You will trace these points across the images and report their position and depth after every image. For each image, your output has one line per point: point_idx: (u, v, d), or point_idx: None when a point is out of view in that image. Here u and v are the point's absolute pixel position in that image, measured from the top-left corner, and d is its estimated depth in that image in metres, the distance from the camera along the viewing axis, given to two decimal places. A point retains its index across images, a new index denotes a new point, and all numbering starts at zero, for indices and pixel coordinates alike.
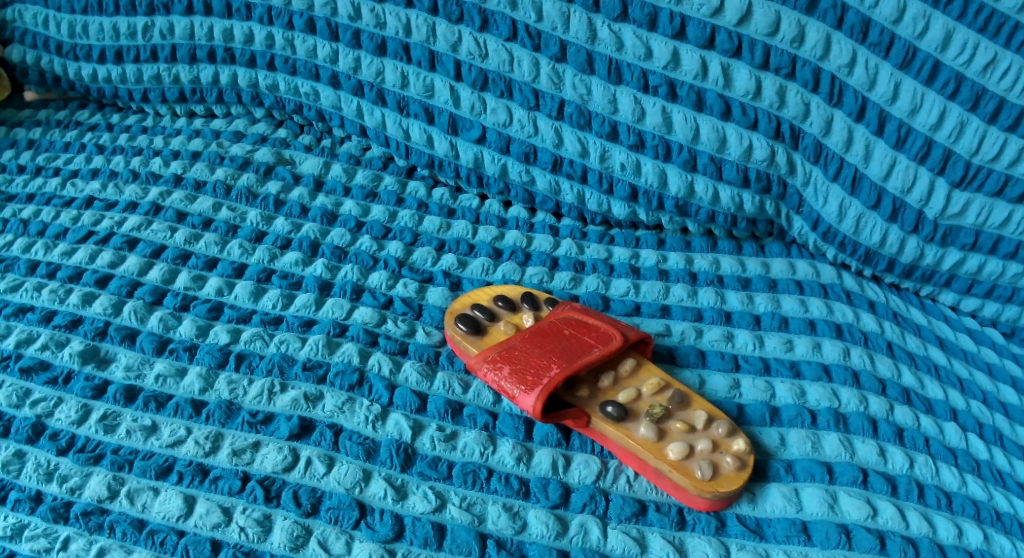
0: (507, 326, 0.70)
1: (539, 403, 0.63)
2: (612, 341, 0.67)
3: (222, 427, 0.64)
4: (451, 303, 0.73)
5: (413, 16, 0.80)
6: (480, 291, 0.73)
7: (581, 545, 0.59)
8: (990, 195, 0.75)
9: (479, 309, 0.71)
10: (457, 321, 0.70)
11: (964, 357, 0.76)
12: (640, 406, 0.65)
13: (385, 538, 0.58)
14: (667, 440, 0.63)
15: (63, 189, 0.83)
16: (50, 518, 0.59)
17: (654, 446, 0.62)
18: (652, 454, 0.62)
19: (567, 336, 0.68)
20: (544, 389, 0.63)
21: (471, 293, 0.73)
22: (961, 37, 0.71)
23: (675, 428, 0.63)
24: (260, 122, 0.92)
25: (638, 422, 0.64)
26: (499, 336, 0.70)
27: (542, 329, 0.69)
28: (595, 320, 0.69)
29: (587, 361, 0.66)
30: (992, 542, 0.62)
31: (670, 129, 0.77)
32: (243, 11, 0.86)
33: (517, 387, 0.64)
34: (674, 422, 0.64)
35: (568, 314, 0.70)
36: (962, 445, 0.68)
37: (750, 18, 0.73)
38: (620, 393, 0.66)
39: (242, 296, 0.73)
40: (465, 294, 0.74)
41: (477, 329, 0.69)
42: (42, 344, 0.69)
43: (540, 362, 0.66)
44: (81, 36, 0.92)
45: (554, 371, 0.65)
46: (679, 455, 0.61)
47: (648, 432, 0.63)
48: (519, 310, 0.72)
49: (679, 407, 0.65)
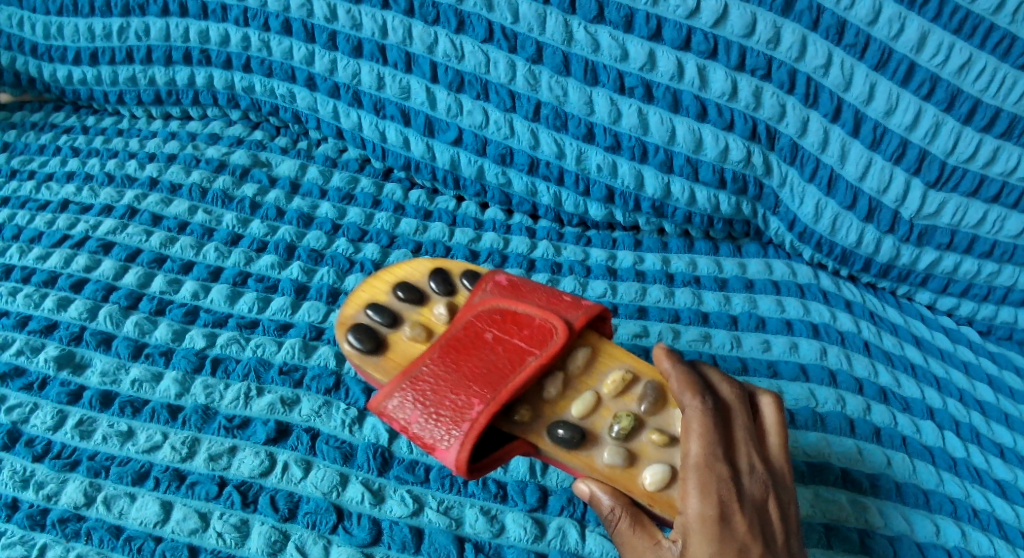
0: (413, 330, 0.60)
1: (465, 454, 0.54)
2: (550, 341, 0.57)
3: (199, 432, 0.64)
4: (340, 306, 0.63)
5: (389, 17, 0.79)
6: (378, 286, 0.63)
7: (560, 547, 0.60)
8: (966, 195, 0.75)
9: (376, 315, 0.61)
10: (350, 336, 0.60)
11: (940, 356, 0.77)
12: (604, 414, 0.57)
13: (362, 542, 0.59)
14: (642, 461, 0.55)
15: (38, 192, 0.83)
16: (27, 525, 0.60)
17: (628, 473, 0.55)
18: (625, 484, 0.54)
19: (491, 343, 0.58)
20: (469, 440, 0.54)
21: (365, 289, 0.63)
22: (936, 38, 0.70)
23: (650, 442, 0.55)
24: (236, 123, 0.90)
25: (602, 445, 0.56)
26: (404, 345, 0.60)
27: (457, 336, 0.59)
28: (525, 309, 0.59)
29: (518, 382, 0.56)
30: (969, 539, 0.64)
31: (646, 131, 0.77)
32: (219, 12, 0.84)
33: (436, 434, 0.55)
34: (648, 434, 0.56)
35: (489, 306, 0.60)
36: (939, 443, 0.69)
37: (725, 20, 0.72)
38: (574, 405, 0.57)
39: (217, 301, 0.72)
40: (358, 290, 0.64)
41: (378, 342, 0.60)
42: (16, 350, 0.69)
43: (462, 393, 0.56)
44: (55, 38, 0.89)
45: (479, 408, 0.55)
46: (657, 485, 0.54)
47: (617, 458, 0.55)
48: (426, 299, 0.62)
49: (653, 411, 0.56)
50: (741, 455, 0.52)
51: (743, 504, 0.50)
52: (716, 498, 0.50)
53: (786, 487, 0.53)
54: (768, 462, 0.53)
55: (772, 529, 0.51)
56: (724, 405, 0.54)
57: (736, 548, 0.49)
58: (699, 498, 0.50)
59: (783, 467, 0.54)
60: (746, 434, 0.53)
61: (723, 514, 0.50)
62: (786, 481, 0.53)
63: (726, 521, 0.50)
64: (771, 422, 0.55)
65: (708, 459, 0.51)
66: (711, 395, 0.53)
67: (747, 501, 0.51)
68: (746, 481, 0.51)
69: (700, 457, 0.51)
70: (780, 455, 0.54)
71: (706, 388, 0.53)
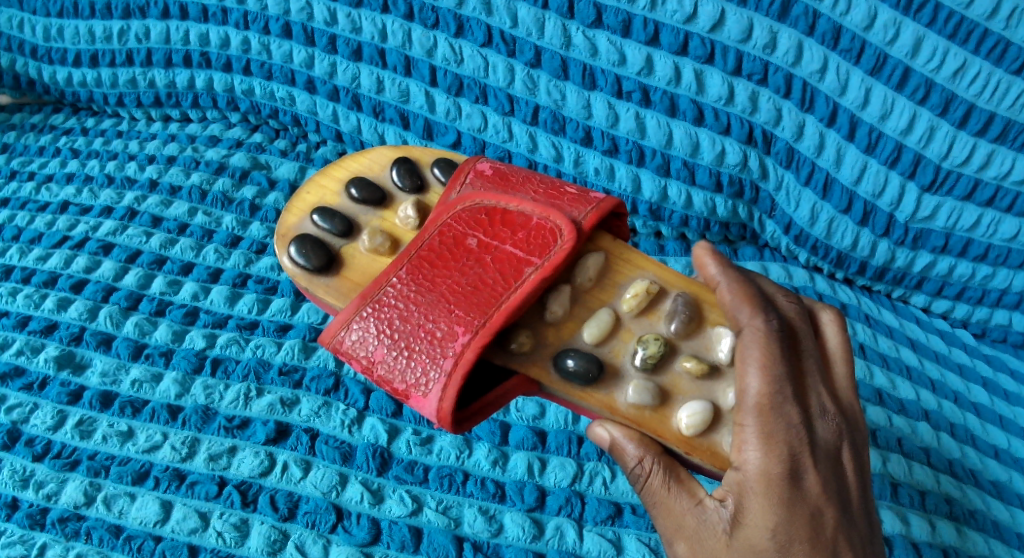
0: (374, 239, 0.57)
1: (447, 403, 0.51)
2: (548, 248, 0.52)
3: (198, 432, 0.66)
4: (282, 212, 0.60)
5: (388, 21, 0.79)
6: (327, 193, 0.60)
7: (557, 547, 0.62)
8: (960, 198, 0.75)
9: (325, 222, 0.58)
10: (296, 246, 0.56)
11: (936, 358, 0.78)
12: (625, 338, 0.53)
13: (362, 541, 0.61)
14: (676, 398, 0.52)
15: (38, 194, 0.83)
16: (27, 525, 0.61)
17: (658, 414, 0.51)
18: (654, 427, 0.51)
19: (474, 251, 0.53)
20: (450, 385, 0.50)
21: (310, 192, 0.61)
22: (931, 43, 0.70)
23: (685, 373, 0.52)
24: (236, 126, 0.90)
25: (624, 381, 0.52)
26: (361, 261, 0.57)
27: (435, 243, 0.54)
28: (520, 209, 0.54)
29: (510, 302, 0.51)
30: (966, 538, 0.67)
31: (644, 134, 0.77)
32: (219, 15, 0.83)
33: (415, 377, 0.51)
34: (681, 362, 0.52)
35: (474, 205, 0.55)
36: (935, 445, 0.71)
37: (722, 25, 0.72)
38: (585, 330, 0.52)
39: (217, 301, 0.73)
40: (306, 196, 0.60)
41: (327, 253, 0.57)
42: (17, 350, 0.70)
43: (441, 319, 0.51)
44: (55, 40, 0.89)
45: (462, 339, 0.51)
46: (696, 429, 0.50)
47: (644, 397, 0.51)
48: (384, 204, 0.59)
49: (683, 332, 0.52)
50: (810, 397, 0.50)
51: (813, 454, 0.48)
52: (783, 451, 0.47)
53: (858, 431, 0.52)
54: (837, 400, 0.51)
55: (845, 479, 0.50)
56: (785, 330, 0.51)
57: (810, 510, 0.47)
58: (760, 451, 0.47)
59: (850, 400, 0.52)
60: (809, 369, 0.51)
61: (796, 470, 0.47)
62: (857, 422, 0.52)
63: (799, 479, 0.47)
64: (837, 351, 0.53)
65: (778, 400, 0.48)
66: (769, 319, 0.50)
67: (819, 452, 0.48)
68: (818, 427, 0.49)
69: (761, 397, 0.48)
70: (847, 391, 0.52)
71: (763, 311, 0.50)
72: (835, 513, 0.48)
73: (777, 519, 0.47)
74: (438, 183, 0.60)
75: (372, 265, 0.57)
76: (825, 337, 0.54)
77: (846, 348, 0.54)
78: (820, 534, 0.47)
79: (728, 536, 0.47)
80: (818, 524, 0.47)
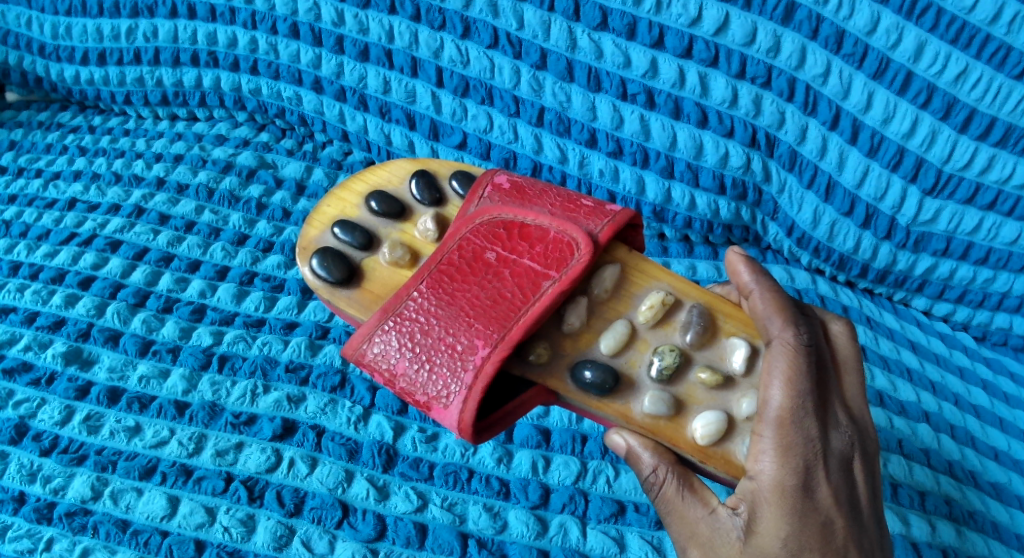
0: (394, 252, 0.57)
1: (468, 414, 0.51)
2: (566, 262, 0.53)
3: (205, 427, 0.66)
4: (303, 225, 0.60)
5: (396, 22, 0.79)
6: (347, 204, 0.61)
7: (561, 544, 0.63)
8: (962, 202, 0.76)
9: (345, 235, 0.58)
10: (317, 259, 0.57)
11: (937, 360, 0.79)
12: (640, 349, 0.53)
13: (367, 537, 0.62)
14: (690, 408, 0.52)
15: (46, 190, 0.84)
16: (33, 518, 0.62)
17: (674, 423, 0.52)
18: (670, 437, 0.52)
19: (492, 265, 0.54)
20: (471, 397, 0.51)
21: (331, 204, 0.61)
22: (933, 48, 0.71)
23: (699, 383, 0.52)
24: (242, 125, 0.90)
25: (639, 393, 0.53)
26: (381, 274, 0.57)
27: (454, 256, 0.54)
28: (538, 222, 0.55)
29: (528, 315, 0.51)
30: (965, 539, 0.68)
31: (648, 137, 0.78)
32: (227, 14, 0.83)
33: (436, 388, 0.52)
34: (696, 372, 0.53)
35: (491, 218, 0.55)
36: (935, 446, 0.72)
37: (726, 28, 0.73)
38: (601, 341, 0.53)
39: (224, 299, 0.73)
40: (326, 208, 0.61)
41: (349, 266, 0.57)
42: (25, 345, 0.70)
43: (461, 332, 0.52)
44: (63, 38, 0.89)
45: (481, 351, 0.51)
46: (711, 440, 0.51)
47: (660, 408, 0.52)
48: (403, 215, 0.59)
49: (698, 343, 0.53)
50: (825, 407, 0.50)
51: (827, 464, 0.48)
52: (798, 463, 0.48)
53: (869, 439, 0.52)
54: (848, 409, 0.52)
55: (857, 487, 0.50)
56: (814, 342, 0.50)
57: (822, 520, 0.48)
58: (776, 462, 0.48)
59: (860, 409, 0.52)
60: (824, 378, 0.51)
61: (809, 480, 0.48)
62: (868, 431, 0.52)
63: (812, 488, 0.48)
64: (848, 359, 0.53)
65: (798, 410, 0.48)
66: (800, 332, 0.50)
67: (833, 461, 0.49)
68: (832, 437, 0.49)
69: (783, 410, 0.48)
70: (859, 400, 0.53)
71: (795, 324, 0.50)
72: (845, 521, 0.49)
73: (789, 528, 0.47)
74: (457, 196, 0.60)
75: (392, 277, 0.57)
76: (836, 346, 0.54)
77: (857, 356, 0.54)
78: (831, 543, 0.48)
79: (742, 543, 0.48)
80: (830, 533, 0.48)
